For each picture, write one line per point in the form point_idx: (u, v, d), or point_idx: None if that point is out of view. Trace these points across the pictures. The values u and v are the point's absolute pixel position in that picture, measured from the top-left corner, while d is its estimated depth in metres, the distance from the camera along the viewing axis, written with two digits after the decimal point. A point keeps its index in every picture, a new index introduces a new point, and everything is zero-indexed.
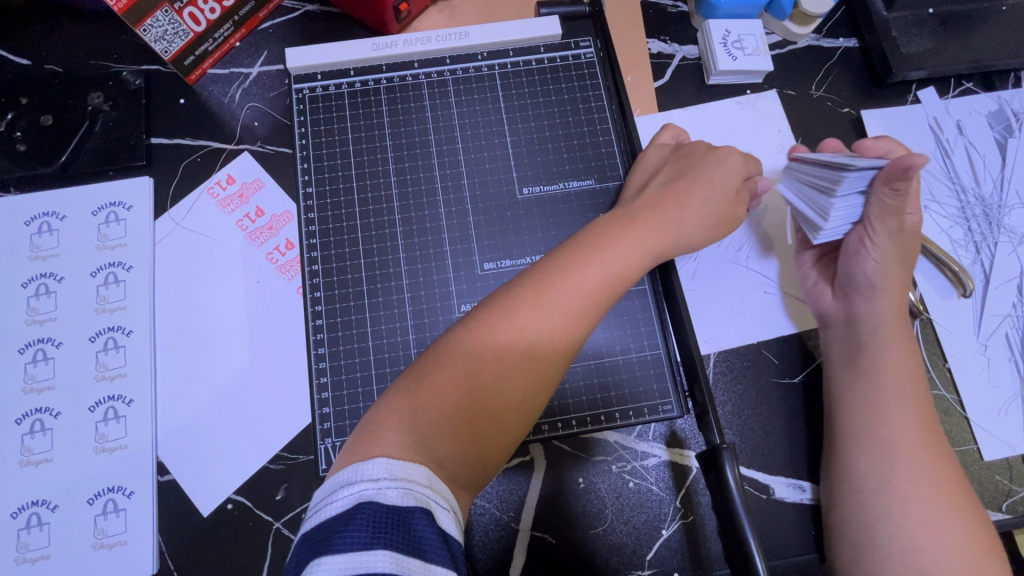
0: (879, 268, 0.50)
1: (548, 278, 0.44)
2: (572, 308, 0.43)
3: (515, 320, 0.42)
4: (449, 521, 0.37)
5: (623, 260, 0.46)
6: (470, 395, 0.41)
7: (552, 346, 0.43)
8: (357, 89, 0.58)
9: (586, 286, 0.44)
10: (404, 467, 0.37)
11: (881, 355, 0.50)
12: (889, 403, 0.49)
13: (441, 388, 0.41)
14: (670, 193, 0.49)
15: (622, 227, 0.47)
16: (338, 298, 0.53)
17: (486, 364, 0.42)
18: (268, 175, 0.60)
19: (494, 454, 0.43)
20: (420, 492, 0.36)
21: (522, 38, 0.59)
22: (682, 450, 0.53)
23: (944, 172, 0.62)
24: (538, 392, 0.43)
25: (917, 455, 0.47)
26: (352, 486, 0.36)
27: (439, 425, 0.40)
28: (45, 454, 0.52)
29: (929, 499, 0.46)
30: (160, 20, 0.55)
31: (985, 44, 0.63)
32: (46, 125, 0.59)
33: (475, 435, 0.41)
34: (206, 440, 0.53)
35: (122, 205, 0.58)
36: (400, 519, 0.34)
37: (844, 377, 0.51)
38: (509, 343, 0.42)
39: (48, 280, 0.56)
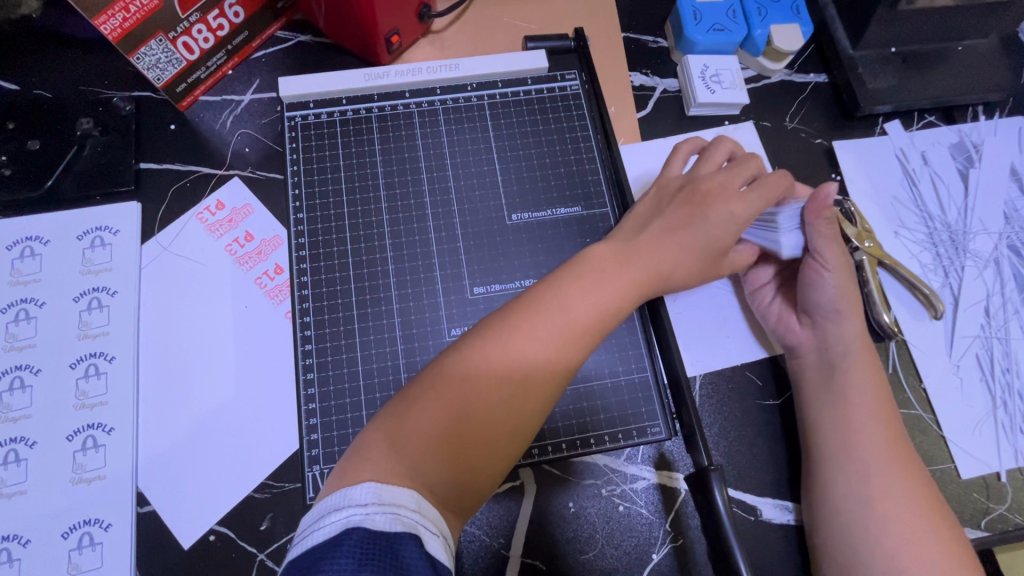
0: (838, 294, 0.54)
1: (543, 305, 0.44)
2: (563, 335, 0.44)
3: (510, 346, 0.43)
4: (438, 547, 0.37)
5: (614, 288, 0.46)
6: (462, 420, 0.41)
7: (546, 372, 0.43)
8: (349, 117, 0.59)
9: (579, 314, 0.45)
10: (391, 492, 0.37)
11: (854, 375, 0.52)
12: (864, 424, 0.50)
13: (435, 411, 0.41)
14: (667, 227, 0.50)
15: (616, 256, 0.48)
16: (328, 323, 0.53)
17: (479, 389, 0.42)
18: (259, 201, 0.61)
19: (482, 483, 0.42)
20: (408, 516, 0.36)
21: (511, 70, 0.61)
22: (671, 473, 0.53)
23: (911, 200, 0.65)
24: (529, 420, 0.43)
25: (892, 476, 0.48)
26: (339, 512, 0.36)
27: (430, 451, 0.40)
28: (19, 485, 0.50)
29: (912, 520, 0.46)
30: (154, 49, 0.57)
31: (944, 81, 0.68)
32: (34, 150, 0.59)
33: (466, 462, 0.41)
34: (190, 469, 0.52)
35: (108, 229, 0.58)
36: (388, 543, 0.34)
37: (826, 396, 0.52)
38: (505, 368, 0.43)
39: (29, 306, 0.55)
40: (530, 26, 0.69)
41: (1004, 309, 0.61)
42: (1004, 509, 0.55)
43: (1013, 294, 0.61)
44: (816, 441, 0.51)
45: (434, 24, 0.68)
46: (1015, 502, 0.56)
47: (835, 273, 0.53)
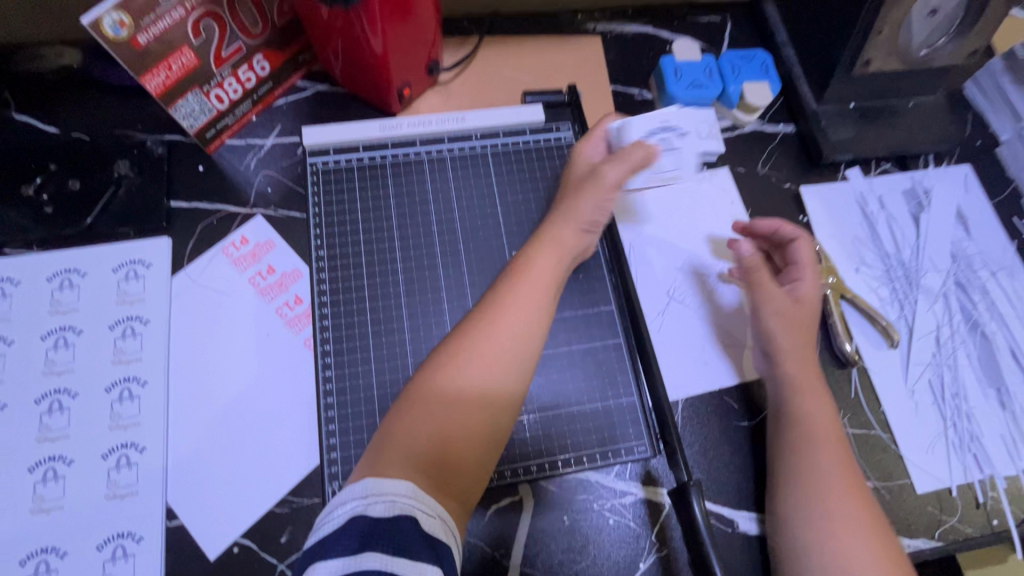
0: (781, 345, 0.60)
1: (490, 320, 0.53)
2: (515, 327, 0.53)
3: (472, 343, 0.52)
4: (433, 525, 0.44)
5: (549, 278, 0.56)
6: (437, 419, 0.49)
7: (500, 371, 0.51)
8: (366, 164, 0.65)
9: (527, 308, 0.54)
10: (388, 483, 0.44)
11: (806, 407, 0.57)
12: (816, 453, 0.55)
13: (414, 418, 0.49)
14: (572, 201, 0.59)
15: (542, 258, 0.57)
16: (346, 352, 0.58)
17: (454, 382, 0.50)
18: (281, 237, 0.66)
19: (473, 471, 0.50)
20: (404, 502, 0.43)
21: (513, 121, 0.68)
22: (656, 488, 0.58)
23: (870, 240, 0.72)
24: (500, 405, 0.51)
25: (842, 502, 0.52)
26: (348, 501, 0.44)
27: (420, 440, 0.48)
28: (57, 501, 0.54)
29: (859, 545, 0.50)
30: (190, 101, 0.63)
31: (898, 134, 0.76)
32: (74, 189, 0.64)
33: (447, 458, 0.48)
34: (215, 485, 0.56)
35: (142, 263, 0.63)
36: (389, 527, 0.42)
37: (784, 428, 0.57)
38: (467, 376, 0.50)
39: (68, 333, 0.60)
40: (528, 80, 0.76)
41: (952, 338, 0.67)
42: (956, 521, 0.61)
43: (960, 325, 0.68)
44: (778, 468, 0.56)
45: (442, 76, 0.75)
46: (964, 515, 0.61)
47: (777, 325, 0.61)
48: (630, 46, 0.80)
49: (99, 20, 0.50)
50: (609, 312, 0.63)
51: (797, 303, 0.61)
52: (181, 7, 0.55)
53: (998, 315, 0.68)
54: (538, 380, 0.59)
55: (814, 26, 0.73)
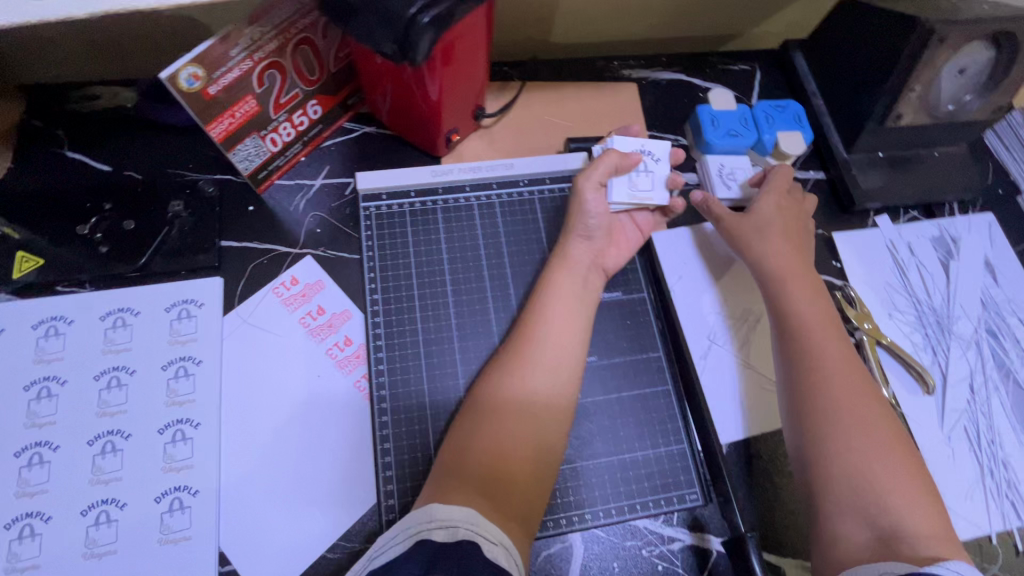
0: (773, 256, 0.65)
1: (527, 337, 0.59)
2: (550, 342, 0.59)
3: (510, 358, 0.58)
4: (498, 553, 0.45)
5: (568, 295, 0.62)
6: (489, 425, 0.55)
7: (547, 389, 0.57)
8: (417, 208, 0.68)
9: (558, 325, 0.60)
10: (448, 510, 0.47)
11: (824, 348, 0.60)
12: (843, 397, 0.57)
13: (471, 438, 0.54)
14: (573, 220, 0.66)
15: (560, 277, 0.63)
16: (403, 397, 0.61)
17: (499, 394, 0.56)
18: (330, 278, 0.67)
19: (530, 484, 0.53)
20: (467, 530, 0.45)
21: (560, 169, 0.71)
22: (704, 534, 0.58)
23: (902, 286, 0.74)
24: (543, 410, 0.56)
25: (873, 441, 0.55)
26: (413, 526, 0.47)
27: (477, 449, 0.53)
28: (110, 546, 0.54)
29: (896, 483, 0.53)
30: (248, 146, 0.64)
31: (926, 182, 0.78)
32: (128, 229, 0.65)
33: (501, 476, 0.52)
34: (268, 529, 0.56)
35: (194, 302, 0.64)
36: (456, 550, 0.43)
37: (805, 369, 0.59)
38: (508, 387, 0.56)
39: (121, 373, 0.60)
40: (569, 125, 0.78)
41: (985, 385, 0.69)
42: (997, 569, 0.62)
43: (993, 373, 0.70)
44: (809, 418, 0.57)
45: (485, 121, 0.77)
46: (1004, 562, 0.62)
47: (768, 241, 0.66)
48: (665, 94, 0.83)
49: (175, 74, 0.52)
50: (656, 358, 0.64)
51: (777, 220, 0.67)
52: (250, 59, 0.57)
53: None
54: (588, 426, 0.60)
55: (847, 80, 0.76)
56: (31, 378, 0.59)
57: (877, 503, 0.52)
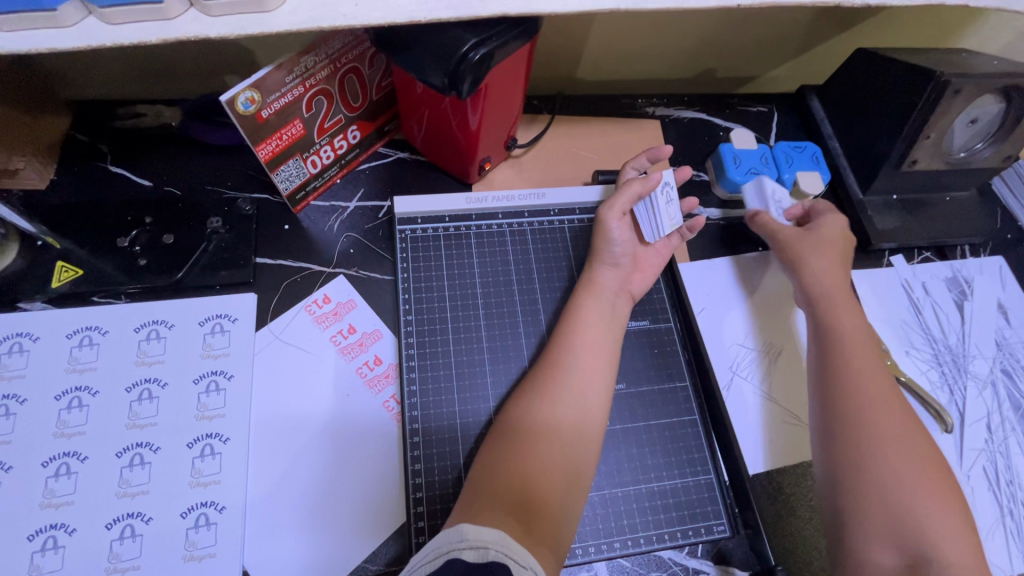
0: (821, 275, 0.67)
1: (554, 364, 0.60)
2: (578, 369, 0.59)
3: (537, 384, 0.59)
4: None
5: (596, 322, 0.63)
6: (521, 431, 0.56)
7: (579, 403, 0.58)
8: (451, 233, 0.70)
9: (585, 353, 0.61)
10: (479, 530, 0.46)
11: (861, 378, 0.60)
12: (881, 428, 0.58)
13: (499, 464, 0.54)
14: (598, 248, 0.68)
15: (589, 303, 0.64)
16: (434, 419, 0.62)
17: (525, 420, 0.56)
18: (361, 297, 0.68)
19: (564, 496, 0.53)
20: (497, 551, 0.45)
21: (589, 200, 0.74)
22: (730, 568, 0.58)
23: (918, 324, 0.76)
24: (569, 436, 0.56)
25: (911, 473, 0.56)
26: (443, 544, 0.46)
27: (504, 475, 0.53)
28: (133, 561, 0.53)
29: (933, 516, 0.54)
30: (289, 167, 0.66)
31: (939, 225, 0.81)
32: (167, 243, 0.67)
33: (531, 495, 0.52)
34: (292, 546, 0.56)
35: (228, 317, 0.64)
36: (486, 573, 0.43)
37: (845, 397, 0.60)
38: (535, 412, 0.57)
39: (152, 385, 0.60)
40: (595, 157, 0.81)
41: (1002, 425, 0.70)
42: None
43: (1009, 413, 0.71)
44: (849, 449, 0.57)
45: (515, 151, 0.80)
46: None
47: (815, 258, 0.68)
48: (688, 132, 0.86)
49: (234, 98, 0.54)
50: (683, 387, 0.65)
51: (827, 244, 0.70)
52: (302, 86, 0.59)
53: None
54: (615, 453, 0.61)
55: (862, 125, 0.79)
56: (63, 388, 0.59)
57: (897, 508, 0.54)
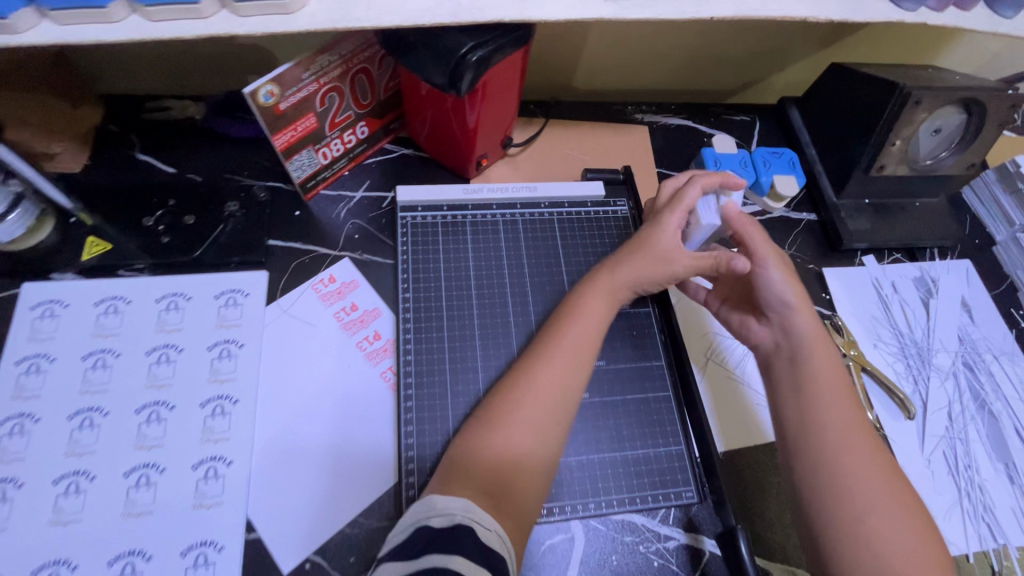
0: (783, 289, 0.67)
1: (544, 348, 0.63)
2: (565, 352, 0.62)
3: (525, 366, 0.62)
4: (491, 537, 0.50)
5: (593, 316, 0.65)
6: (494, 418, 0.59)
7: (554, 392, 0.60)
8: (448, 220, 0.76)
9: (575, 339, 0.63)
10: (447, 500, 0.52)
11: (824, 398, 0.61)
12: (846, 448, 0.58)
13: (477, 438, 0.58)
14: (626, 260, 0.67)
15: (591, 302, 0.66)
16: (427, 389, 0.67)
17: (508, 397, 0.60)
18: (364, 278, 0.74)
19: (532, 475, 0.57)
20: (462, 516, 0.50)
21: (577, 194, 0.80)
22: (698, 535, 0.63)
23: (886, 319, 0.80)
24: (547, 417, 0.59)
25: (879, 491, 0.56)
26: (414, 516, 0.52)
27: (482, 449, 0.57)
28: (147, 506, 0.58)
29: (904, 536, 0.53)
30: (302, 157, 0.72)
31: (908, 228, 0.86)
32: (188, 223, 0.73)
33: (506, 469, 0.56)
34: (294, 495, 0.61)
35: (240, 291, 0.70)
36: (450, 536, 0.48)
37: (804, 418, 0.61)
38: (521, 392, 0.60)
39: (170, 350, 0.66)
40: (586, 157, 0.87)
41: (963, 414, 0.74)
42: None
43: (969, 403, 0.75)
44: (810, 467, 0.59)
45: (511, 150, 0.86)
46: None
47: (776, 270, 0.68)
48: (674, 138, 0.92)
49: (256, 91, 0.60)
50: (658, 366, 0.70)
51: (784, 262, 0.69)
52: (316, 83, 0.66)
53: (1003, 397, 0.76)
54: (593, 425, 0.66)
55: (836, 133, 0.85)
56: (89, 349, 0.65)
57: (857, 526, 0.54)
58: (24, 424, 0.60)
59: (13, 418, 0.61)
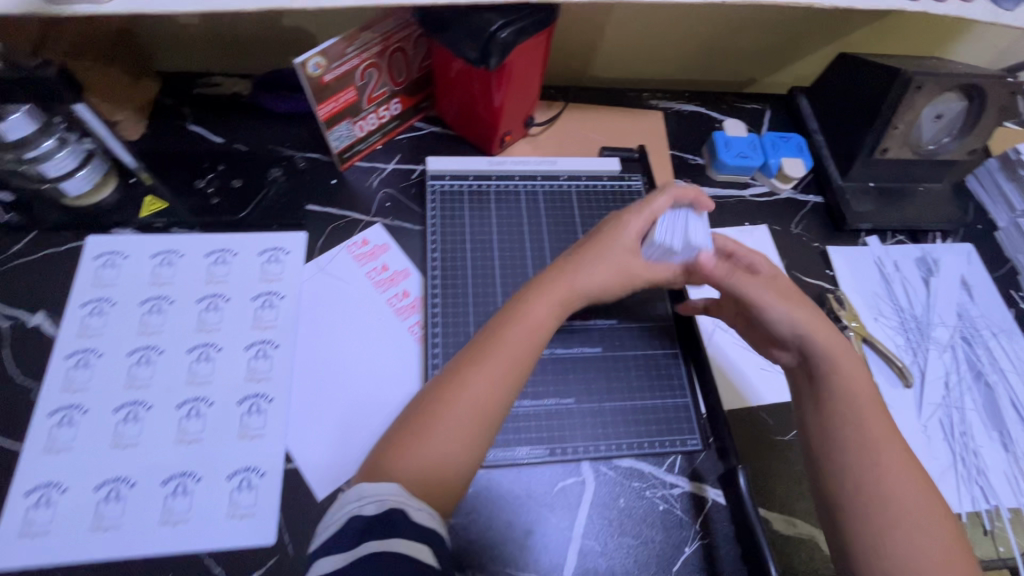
0: (788, 324, 0.62)
1: (490, 340, 0.60)
2: (511, 346, 0.59)
3: (469, 358, 0.59)
4: (423, 516, 0.49)
5: (543, 309, 0.61)
6: (419, 418, 0.56)
7: (485, 393, 0.57)
8: (474, 189, 0.82)
9: (524, 332, 0.60)
10: (374, 486, 0.50)
11: (853, 407, 0.59)
12: (878, 458, 0.56)
13: (413, 429, 0.56)
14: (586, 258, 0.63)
15: (543, 295, 0.62)
16: (452, 340, 0.72)
17: (446, 390, 0.57)
18: (394, 242, 0.79)
19: (452, 478, 0.55)
20: (390, 499, 0.49)
21: (594, 168, 0.85)
22: (702, 484, 0.67)
23: (887, 296, 0.84)
24: (485, 409, 0.57)
25: (911, 496, 0.54)
26: (346, 505, 0.50)
27: (411, 441, 0.55)
28: (197, 435, 0.64)
29: (936, 549, 0.52)
30: (341, 129, 0.78)
31: (911, 211, 0.89)
32: (236, 187, 0.79)
33: (438, 461, 0.54)
34: (329, 430, 0.66)
35: (282, 250, 0.76)
36: (384, 523, 0.48)
37: (830, 424, 0.59)
38: (461, 383, 0.57)
39: (218, 299, 0.72)
40: (603, 138, 0.92)
41: (959, 384, 0.78)
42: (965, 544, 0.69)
43: (966, 374, 0.78)
44: (836, 474, 0.57)
45: (532, 130, 0.91)
46: (972, 538, 0.69)
47: (781, 306, 0.62)
48: (687, 123, 0.97)
49: (305, 62, 0.66)
50: (667, 326, 0.76)
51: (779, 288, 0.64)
52: (358, 58, 0.72)
53: (998, 369, 0.79)
54: (604, 379, 0.71)
55: (842, 119, 0.89)
56: (146, 295, 0.71)
57: (886, 534, 0.53)
58: (88, 358, 0.67)
59: (79, 352, 0.67)
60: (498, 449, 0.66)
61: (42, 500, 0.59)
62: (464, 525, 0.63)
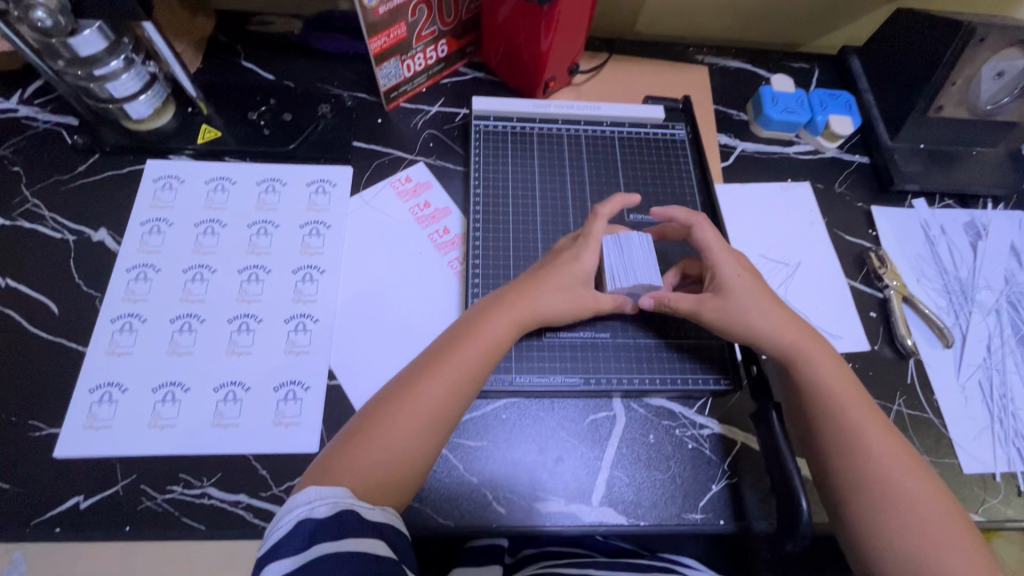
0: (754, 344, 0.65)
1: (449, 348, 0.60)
2: (468, 354, 0.60)
3: (426, 363, 0.59)
4: (375, 514, 0.50)
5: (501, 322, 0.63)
6: (372, 419, 0.56)
7: (438, 398, 0.57)
8: (518, 131, 0.83)
9: (482, 342, 0.61)
10: (328, 486, 0.50)
11: (846, 399, 0.61)
12: (878, 447, 0.58)
13: (367, 428, 0.55)
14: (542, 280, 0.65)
15: (502, 308, 0.63)
16: (491, 274, 0.73)
17: (402, 393, 0.57)
18: (437, 181, 0.81)
19: (398, 480, 0.54)
20: (345, 501, 0.49)
21: (637, 116, 0.85)
22: (733, 428, 0.68)
23: (932, 258, 0.82)
24: (439, 412, 0.57)
25: (913, 478, 0.57)
26: (293, 509, 0.48)
27: (364, 442, 0.54)
28: (247, 348, 0.67)
29: (942, 532, 0.55)
30: (389, 67, 0.80)
31: (962, 174, 0.87)
32: (286, 120, 0.82)
33: (391, 458, 0.54)
34: (372, 351, 0.69)
35: (329, 182, 0.78)
36: (337, 523, 0.48)
37: (822, 415, 0.61)
38: (415, 386, 0.57)
39: (268, 226, 0.74)
40: (647, 90, 0.92)
41: (1002, 348, 0.76)
42: (999, 502, 0.68)
43: (1009, 338, 0.77)
44: (836, 462, 0.59)
45: (576, 79, 0.91)
46: (1006, 497, 0.68)
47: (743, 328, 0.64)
48: (732, 79, 0.96)
49: None
50: None
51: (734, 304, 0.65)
52: None
53: None
54: (638, 321, 0.72)
55: (896, 77, 0.87)
56: (200, 218, 0.74)
57: (896, 516, 0.55)
58: (146, 273, 0.70)
59: (138, 267, 0.71)
60: (534, 375, 0.68)
61: (105, 397, 0.63)
62: (496, 449, 0.65)
